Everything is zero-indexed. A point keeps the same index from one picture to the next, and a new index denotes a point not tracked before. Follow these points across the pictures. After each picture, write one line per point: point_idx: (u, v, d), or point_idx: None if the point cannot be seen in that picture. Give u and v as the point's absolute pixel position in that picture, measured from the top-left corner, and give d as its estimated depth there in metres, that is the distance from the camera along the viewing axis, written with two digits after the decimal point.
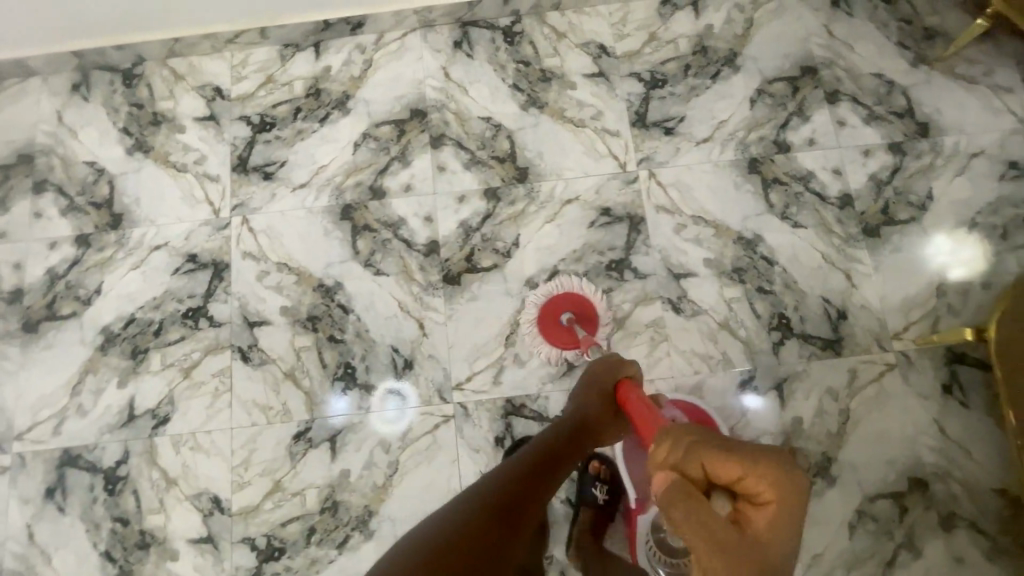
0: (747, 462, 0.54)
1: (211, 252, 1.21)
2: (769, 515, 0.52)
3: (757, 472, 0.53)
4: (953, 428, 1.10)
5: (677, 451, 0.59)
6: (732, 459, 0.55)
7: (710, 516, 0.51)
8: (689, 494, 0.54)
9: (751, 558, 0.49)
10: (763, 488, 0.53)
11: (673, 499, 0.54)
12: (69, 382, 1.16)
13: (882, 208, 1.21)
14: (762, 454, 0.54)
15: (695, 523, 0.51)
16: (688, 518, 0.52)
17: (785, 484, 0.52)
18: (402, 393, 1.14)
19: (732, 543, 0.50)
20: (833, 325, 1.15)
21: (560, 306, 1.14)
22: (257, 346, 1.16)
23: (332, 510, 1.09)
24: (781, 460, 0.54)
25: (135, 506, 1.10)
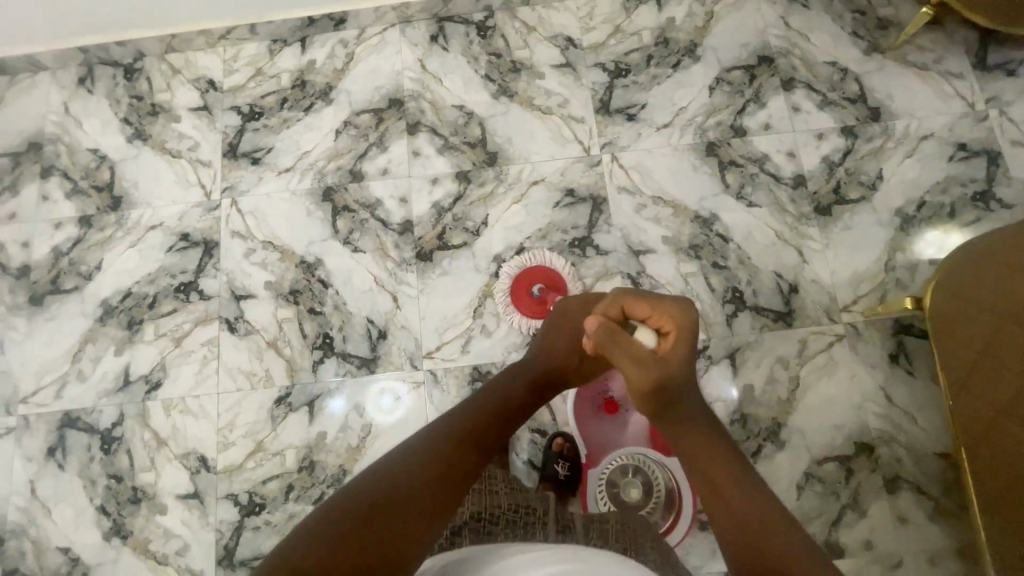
0: (657, 307, 0.73)
1: (202, 231, 1.30)
2: (671, 339, 0.72)
3: (665, 313, 0.73)
4: (899, 395, 1.15)
5: (608, 301, 0.76)
6: (651, 304, 0.74)
7: (633, 340, 0.70)
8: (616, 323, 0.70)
9: (659, 369, 0.70)
10: (668, 324, 0.73)
11: (607, 325, 0.69)
12: (71, 350, 1.26)
13: (834, 188, 1.27)
14: (664, 299, 0.73)
15: (622, 341, 0.69)
16: (620, 340, 0.69)
17: (679, 318, 0.72)
18: (395, 390, 1.20)
19: (647, 358, 0.70)
20: (785, 298, 1.21)
21: (530, 279, 1.22)
22: (243, 318, 1.25)
23: (309, 469, 1.17)
24: (681, 304, 0.73)
25: (128, 464, 1.19)
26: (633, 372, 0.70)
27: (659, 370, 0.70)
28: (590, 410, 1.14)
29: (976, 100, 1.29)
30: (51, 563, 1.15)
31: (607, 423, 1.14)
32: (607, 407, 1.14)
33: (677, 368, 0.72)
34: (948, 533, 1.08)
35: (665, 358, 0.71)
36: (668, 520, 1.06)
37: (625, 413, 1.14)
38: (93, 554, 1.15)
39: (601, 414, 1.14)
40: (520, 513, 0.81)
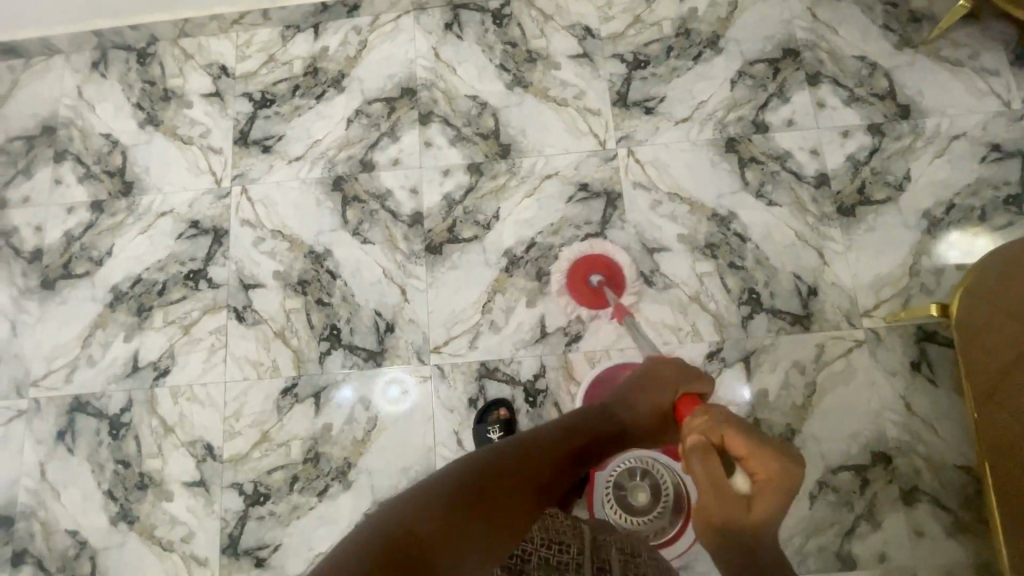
0: (758, 451, 0.70)
1: (212, 219, 1.30)
2: (761, 496, 0.71)
3: (764, 460, 0.70)
4: (919, 405, 1.11)
5: (707, 422, 0.74)
6: (751, 443, 0.71)
7: (722, 478, 0.70)
8: (711, 458, 0.71)
9: (738, 512, 0.70)
10: (762, 470, 0.70)
11: (700, 460, 0.71)
12: (81, 334, 1.26)
13: (858, 188, 1.22)
14: (774, 454, 0.70)
15: (709, 476, 0.69)
16: (707, 476, 0.70)
17: (781, 480, 0.70)
18: (400, 380, 1.19)
19: (729, 496, 0.70)
20: (803, 301, 1.17)
21: (592, 265, 1.21)
22: (251, 307, 1.24)
23: (314, 461, 1.16)
24: (787, 462, 0.70)
25: (136, 450, 1.19)
26: (711, 504, 0.70)
27: (736, 510, 0.70)
28: None
29: (1013, 99, 1.24)
30: (59, 545, 1.16)
31: None
32: None
33: (759, 513, 0.71)
34: (966, 549, 1.05)
35: (747, 498, 0.70)
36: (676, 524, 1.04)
37: None
38: (100, 537, 1.16)
39: None
40: (553, 550, 0.73)
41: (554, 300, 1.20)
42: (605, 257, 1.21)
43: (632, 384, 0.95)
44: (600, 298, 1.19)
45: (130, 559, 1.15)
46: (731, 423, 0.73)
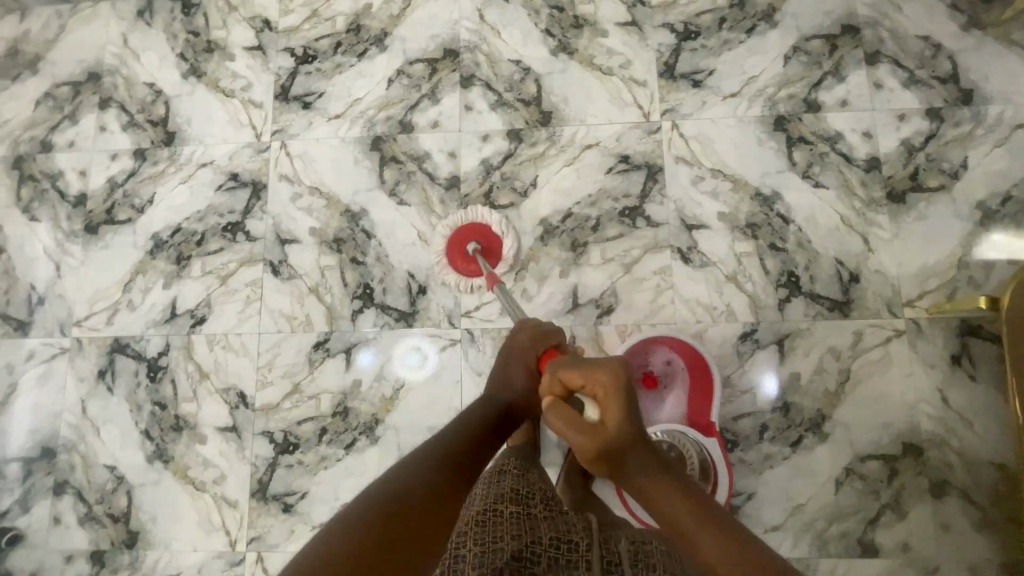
0: (589, 379, 0.77)
1: (251, 173, 1.31)
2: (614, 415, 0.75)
3: (595, 380, 0.77)
4: (957, 399, 1.09)
5: (549, 379, 0.84)
6: (583, 373, 0.78)
7: (573, 417, 0.78)
8: (559, 405, 0.79)
9: (596, 436, 0.76)
10: (602, 392, 0.76)
11: (550, 412, 0.79)
12: (122, 279, 1.29)
13: (911, 174, 1.18)
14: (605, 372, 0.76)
15: (562, 419, 0.78)
16: (560, 420, 0.78)
17: (614, 389, 0.75)
18: (421, 347, 1.20)
19: (584, 425, 0.77)
20: (844, 287, 1.14)
21: (471, 232, 1.19)
22: (286, 262, 1.26)
23: (343, 415, 1.19)
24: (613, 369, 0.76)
25: (172, 394, 1.23)
26: (579, 440, 0.77)
27: (599, 436, 0.75)
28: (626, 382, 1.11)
29: None
30: (98, 479, 1.21)
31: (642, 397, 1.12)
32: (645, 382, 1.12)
33: (622, 431, 0.75)
34: (992, 544, 1.04)
35: (604, 423, 0.75)
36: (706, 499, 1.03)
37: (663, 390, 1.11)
38: (136, 474, 1.21)
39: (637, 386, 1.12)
40: (560, 549, 0.67)
41: (588, 272, 1.19)
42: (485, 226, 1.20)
43: (508, 356, 1.02)
44: (473, 265, 1.17)
45: (164, 496, 1.19)
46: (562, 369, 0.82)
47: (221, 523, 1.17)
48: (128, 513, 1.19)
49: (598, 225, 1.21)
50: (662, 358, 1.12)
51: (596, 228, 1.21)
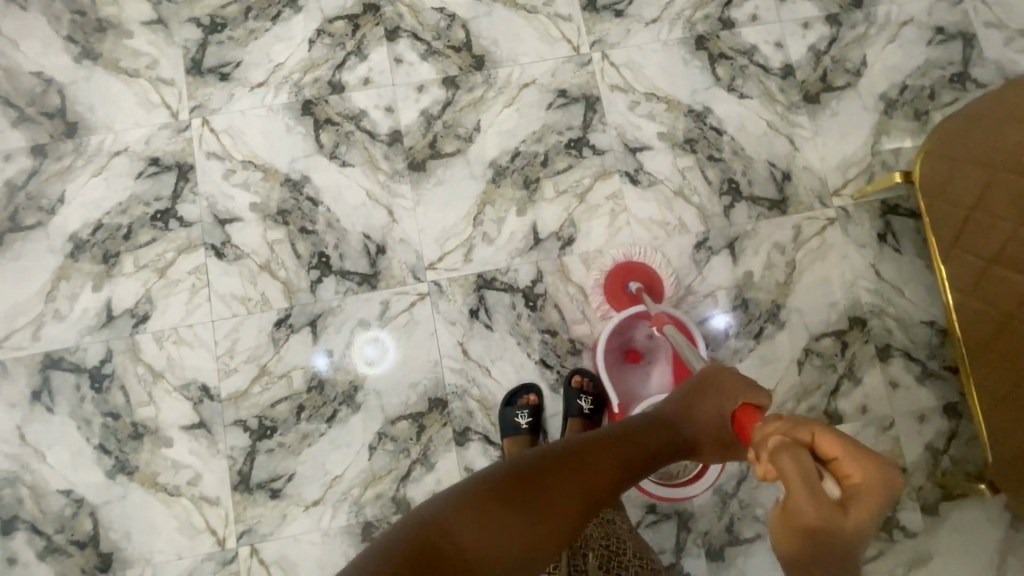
0: (852, 448, 0.51)
1: (174, 155, 1.21)
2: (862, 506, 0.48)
3: (858, 462, 0.50)
4: (887, 271, 1.20)
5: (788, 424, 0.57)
6: (851, 443, 0.51)
7: (811, 468, 0.49)
8: (798, 450, 0.51)
9: (831, 519, 0.47)
10: (861, 480, 0.50)
11: (780, 448, 0.51)
12: (43, 289, 1.17)
13: (821, 77, 1.28)
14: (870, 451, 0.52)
15: (795, 468, 0.49)
16: (792, 462, 0.50)
17: (876, 480, 0.50)
18: (378, 339, 1.16)
19: (827, 498, 0.48)
20: (779, 187, 1.23)
21: (630, 271, 1.17)
22: (230, 243, 1.19)
23: (319, 388, 1.14)
24: (883, 462, 0.51)
25: (124, 401, 1.13)
26: (798, 504, 0.48)
27: (834, 522, 0.47)
28: (614, 361, 1.14)
29: None
30: (54, 506, 1.10)
31: (630, 370, 1.15)
32: (630, 356, 1.15)
33: (861, 538, 0.48)
34: (933, 393, 1.17)
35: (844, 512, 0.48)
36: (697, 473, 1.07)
37: (648, 362, 1.15)
38: (97, 492, 1.11)
39: (623, 362, 1.15)
40: None
41: (544, 207, 1.21)
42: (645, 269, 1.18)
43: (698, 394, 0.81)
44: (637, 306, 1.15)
45: (135, 510, 1.11)
46: (811, 422, 0.55)
47: (204, 524, 1.10)
48: (96, 535, 1.10)
49: (546, 160, 1.23)
50: (645, 332, 1.14)
51: (545, 163, 1.23)
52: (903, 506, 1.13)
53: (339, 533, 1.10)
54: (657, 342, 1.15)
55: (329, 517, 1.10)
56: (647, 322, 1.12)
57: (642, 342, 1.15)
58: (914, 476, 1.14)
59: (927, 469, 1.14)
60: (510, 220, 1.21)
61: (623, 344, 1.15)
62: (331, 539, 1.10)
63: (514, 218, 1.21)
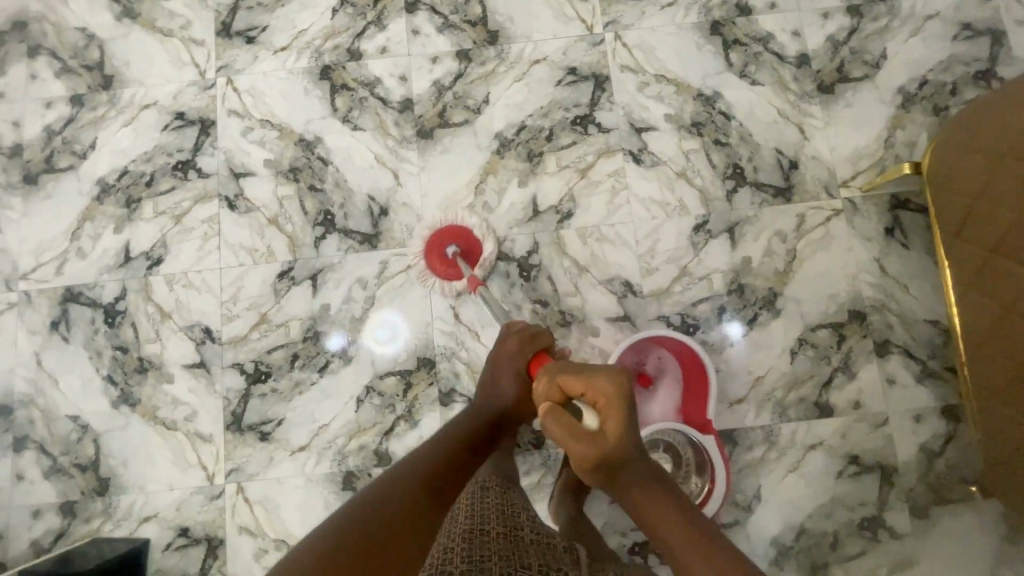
0: (588, 384, 0.72)
1: (198, 110, 1.28)
2: (611, 418, 0.70)
3: (591, 385, 0.72)
4: (893, 266, 1.18)
5: (543, 383, 0.78)
6: (576, 378, 0.74)
7: (570, 426, 0.72)
8: (554, 410, 0.74)
9: (595, 445, 0.71)
10: (600, 396, 0.71)
11: (545, 416, 0.74)
12: (69, 228, 1.25)
13: (837, 67, 1.26)
14: (591, 373, 0.72)
15: (557, 426, 0.73)
16: (559, 431, 0.73)
17: (607, 392, 0.70)
18: (390, 321, 1.19)
19: (585, 435, 0.71)
20: (785, 175, 1.22)
21: (444, 237, 1.15)
22: (243, 196, 1.24)
23: (314, 339, 1.19)
24: (604, 372, 0.71)
25: (133, 337, 1.20)
26: (575, 451, 0.72)
27: (600, 446, 0.71)
28: None
29: None
30: (61, 430, 1.17)
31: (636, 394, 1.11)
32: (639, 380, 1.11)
33: (621, 436, 0.70)
34: (931, 394, 1.13)
35: (603, 430, 0.71)
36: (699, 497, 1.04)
37: (654, 387, 1.12)
38: (101, 419, 1.17)
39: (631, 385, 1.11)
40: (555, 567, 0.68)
41: (545, 180, 1.23)
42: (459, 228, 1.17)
43: (493, 363, 1.04)
44: (455, 268, 1.15)
45: (134, 440, 1.17)
46: (559, 376, 0.76)
47: (196, 459, 1.16)
48: (97, 461, 1.16)
49: (551, 135, 1.25)
50: (655, 356, 1.11)
51: (550, 138, 1.24)
52: (891, 506, 1.10)
53: (321, 479, 1.14)
54: (666, 367, 1.12)
55: (313, 463, 1.15)
56: (658, 346, 1.10)
57: (652, 366, 1.12)
58: (904, 477, 1.11)
59: (919, 471, 1.11)
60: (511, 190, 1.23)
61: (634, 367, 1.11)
62: (315, 483, 1.14)
63: (516, 189, 1.23)
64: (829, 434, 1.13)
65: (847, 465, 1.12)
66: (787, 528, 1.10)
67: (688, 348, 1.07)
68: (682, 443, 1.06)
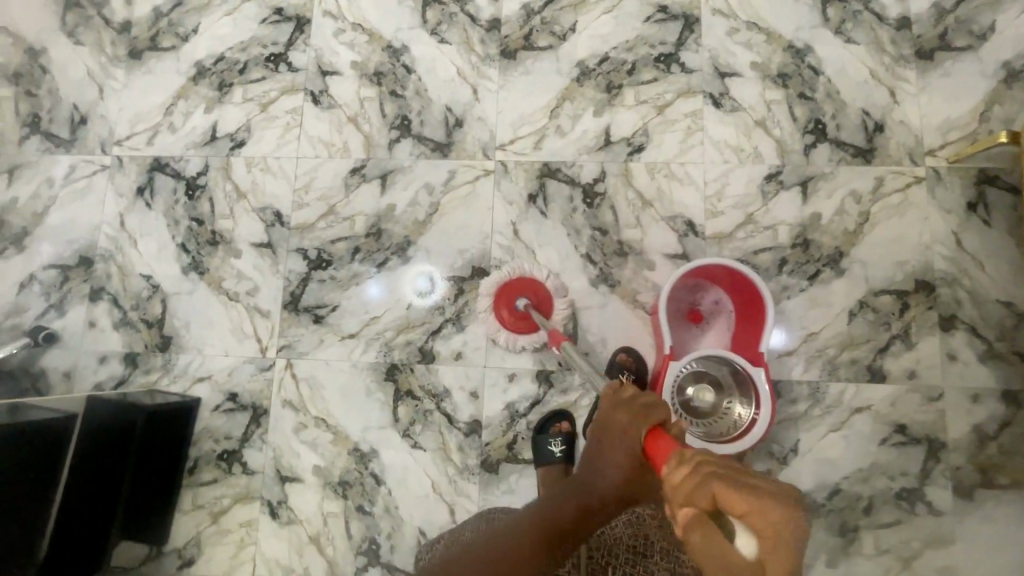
0: (755, 502, 0.44)
1: (295, 8, 1.33)
2: (781, 558, 0.43)
3: (763, 509, 0.44)
4: (970, 242, 1.13)
5: (684, 475, 0.50)
6: (744, 495, 0.45)
7: (721, 541, 0.46)
8: (705, 528, 0.47)
9: None
10: (766, 523, 0.44)
11: (686, 520, 0.48)
12: (163, 103, 1.32)
13: (940, 34, 1.21)
14: (770, 492, 0.45)
15: (705, 552, 0.46)
16: (698, 541, 0.47)
17: (777, 518, 0.43)
18: (426, 271, 1.21)
19: (741, 571, 0.44)
20: (868, 136, 1.19)
21: (514, 288, 1.14)
22: (327, 93, 1.29)
23: (376, 236, 1.23)
24: (784, 495, 0.45)
25: (210, 211, 1.26)
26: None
27: None
28: (673, 318, 1.11)
29: None
30: (134, 286, 1.25)
31: (686, 331, 1.11)
32: (690, 317, 1.11)
33: None
34: (994, 375, 1.09)
35: None
36: (741, 429, 1.01)
37: (706, 327, 1.11)
38: (171, 283, 1.25)
39: (681, 321, 1.11)
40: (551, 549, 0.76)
41: (620, 112, 1.23)
42: (528, 280, 1.14)
43: (598, 436, 0.76)
44: (528, 322, 1.13)
45: (198, 305, 1.23)
46: (714, 476, 0.48)
47: (252, 331, 1.21)
48: (162, 319, 1.23)
49: (633, 69, 1.24)
50: (711, 297, 1.11)
51: (632, 72, 1.24)
52: (934, 481, 1.07)
53: (366, 367, 1.18)
54: (722, 310, 1.11)
55: (360, 351, 1.19)
56: (715, 286, 1.10)
57: (707, 305, 1.11)
58: (952, 454, 1.07)
59: (969, 451, 1.07)
60: (585, 120, 1.23)
61: (686, 304, 1.12)
62: (359, 370, 1.18)
63: (591, 118, 1.23)
64: (877, 400, 1.10)
65: (892, 433, 1.09)
66: (820, 485, 1.08)
67: (748, 282, 1.04)
68: (726, 375, 1.05)
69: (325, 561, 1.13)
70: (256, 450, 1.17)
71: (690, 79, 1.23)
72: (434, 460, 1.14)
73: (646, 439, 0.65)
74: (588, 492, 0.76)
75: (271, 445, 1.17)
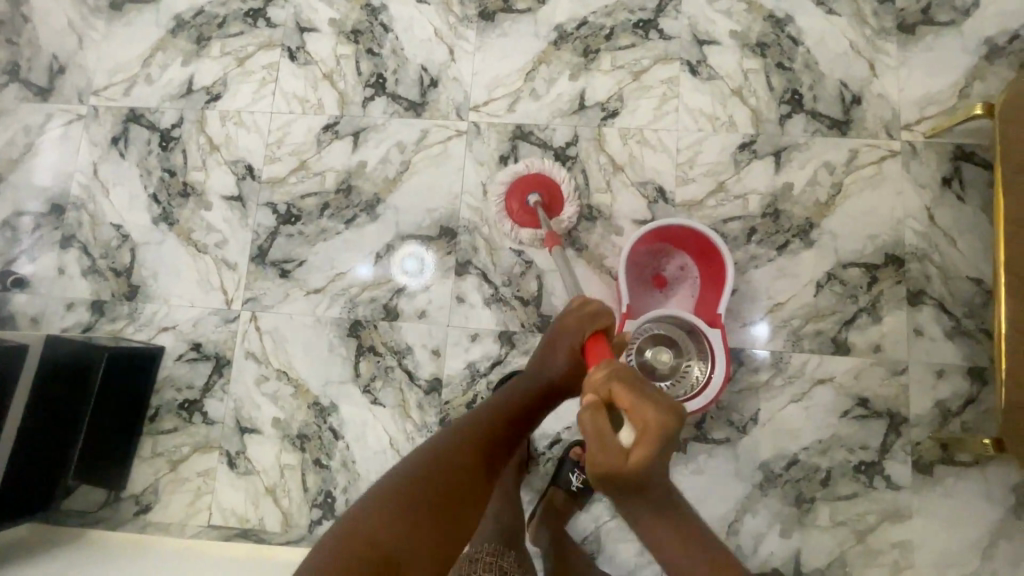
0: (639, 402, 0.60)
1: None
2: (648, 445, 0.59)
3: (644, 408, 0.60)
4: (942, 217, 1.12)
5: (599, 375, 0.65)
6: (635, 396, 0.61)
7: (604, 432, 0.61)
8: (598, 414, 0.62)
9: (619, 465, 0.60)
10: (645, 422, 0.59)
11: (585, 413, 0.62)
12: (142, 55, 1.32)
13: (924, 8, 1.19)
14: (654, 396, 0.61)
15: (594, 430, 0.61)
16: (591, 429, 0.61)
17: (655, 422, 0.59)
18: (416, 254, 1.19)
19: (614, 449, 0.60)
20: (845, 108, 1.17)
21: (529, 185, 1.14)
22: (304, 49, 1.29)
23: (345, 192, 1.22)
24: (666, 407, 0.60)
25: (183, 163, 1.27)
26: (594, 454, 0.61)
27: (621, 463, 0.60)
28: (637, 282, 1.09)
29: None
30: (104, 235, 1.26)
31: (649, 295, 1.11)
32: (653, 281, 1.10)
33: (646, 470, 0.60)
34: (960, 351, 1.08)
35: (631, 454, 0.60)
36: (695, 390, 1.00)
37: (669, 292, 1.11)
38: (141, 232, 1.25)
39: (645, 286, 1.10)
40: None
41: (596, 77, 1.22)
42: (542, 176, 1.13)
43: (552, 333, 0.88)
44: (534, 217, 1.14)
45: (166, 255, 1.24)
46: (622, 376, 0.64)
47: (219, 283, 1.21)
48: (131, 269, 1.24)
49: (611, 35, 1.23)
50: (676, 262, 1.10)
51: (610, 38, 1.23)
52: (893, 455, 1.06)
53: (330, 322, 1.18)
54: (685, 276, 1.10)
55: (325, 306, 1.19)
56: (680, 251, 1.10)
57: (671, 271, 1.11)
58: (913, 430, 1.06)
59: (931, 426, 1.06)
60: (560, 83, 1.23)
61: (650, 268, 1.11)
62: (322, 325, 1.18)
63: (567, 81, 1.22)
64: (841, 372, 1.09)
65: (854, 407, 1.08)
66: (778, 455, 1.07)
67: (710, 244, 1.03)
68: (685, 339, 1.04)
69: (280, 512, 1.13)
70: (217, 401, 1.17)
71: (668, 46, 1.22)
72: (393, 417, 1.14)
73: (586, 343, 0.80)
74: (541, 374, 0.85)
75: (232, 396, 1.17)
